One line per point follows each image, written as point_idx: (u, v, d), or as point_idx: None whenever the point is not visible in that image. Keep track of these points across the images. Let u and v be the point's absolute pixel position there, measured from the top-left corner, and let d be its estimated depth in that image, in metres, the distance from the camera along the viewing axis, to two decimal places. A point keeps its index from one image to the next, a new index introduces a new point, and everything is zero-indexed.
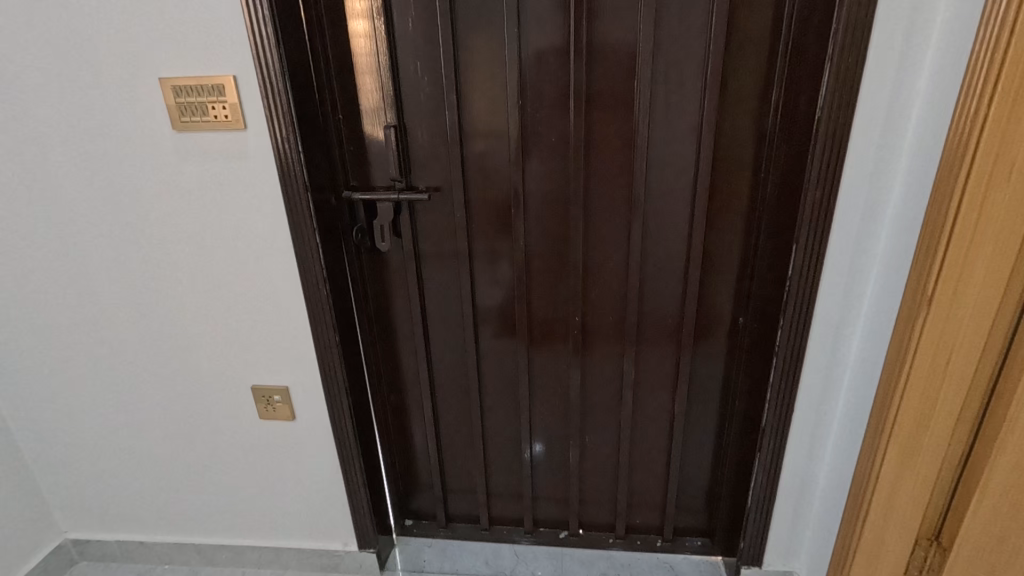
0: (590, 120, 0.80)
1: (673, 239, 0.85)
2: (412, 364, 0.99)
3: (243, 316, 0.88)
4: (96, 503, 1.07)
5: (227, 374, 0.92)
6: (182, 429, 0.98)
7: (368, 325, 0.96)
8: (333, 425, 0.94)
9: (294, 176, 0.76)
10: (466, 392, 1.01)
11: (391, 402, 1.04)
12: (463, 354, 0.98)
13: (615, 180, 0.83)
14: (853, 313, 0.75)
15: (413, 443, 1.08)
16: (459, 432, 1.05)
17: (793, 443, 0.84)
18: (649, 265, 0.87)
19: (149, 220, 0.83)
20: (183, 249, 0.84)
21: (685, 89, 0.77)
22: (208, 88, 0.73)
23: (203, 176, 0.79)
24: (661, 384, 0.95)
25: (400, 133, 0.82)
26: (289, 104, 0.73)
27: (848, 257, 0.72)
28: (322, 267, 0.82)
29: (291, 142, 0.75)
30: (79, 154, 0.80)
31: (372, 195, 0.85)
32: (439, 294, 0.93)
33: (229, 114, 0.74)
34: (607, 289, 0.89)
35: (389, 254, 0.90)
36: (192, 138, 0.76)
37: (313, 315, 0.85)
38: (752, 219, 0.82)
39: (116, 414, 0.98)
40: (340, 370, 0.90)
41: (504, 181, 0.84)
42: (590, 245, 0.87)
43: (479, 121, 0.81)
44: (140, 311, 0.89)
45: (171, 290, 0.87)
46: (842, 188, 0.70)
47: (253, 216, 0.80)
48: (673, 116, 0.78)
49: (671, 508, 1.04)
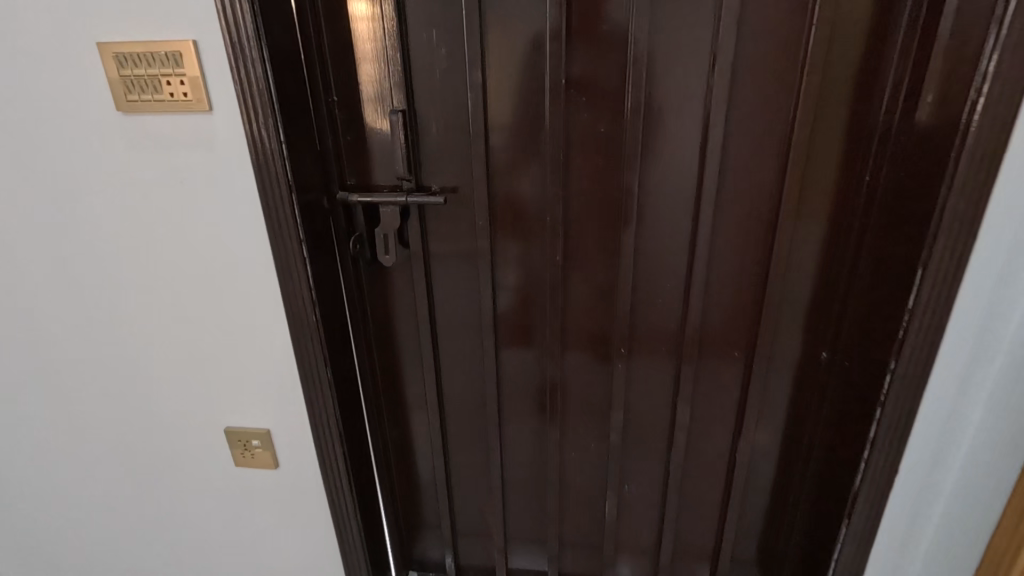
0: (649, 106, 0.63)
1: (745, 254, 0.69)
2: (421, 396, 0.84)
3: (214, 344, 0.72)
4: (44, 557, 0.91)
5: (196, 413, 0.76)
6: (143, 475, 0.82)
7: (367, 352, 0.80)
8: (323, 472, 0.79)
9: (273, 172, 0.60)
10: (483, 431, 0.85)
11: (394, 441, 0.88)
12: (480, 387, 0.82)
13: (677, 182, 0.66)
14: (991, 354, 0.59)
15: (419, 487, 0.92)
16: (474, 476, 0.89)
17: (891, 510, 0.68)
18: (712, 286, 0.71)
19: (95, 227, 0.66)
20: (139, 264, 0.68)
21: (773, 68, 0.61)
22: (162, 58, 0.56)
23: (159, 172, 0.62)
24: (720, 428, 0.79)
25: (410, 122, 0.66)
26: (266, 80, 0.57)
27: (990, 283, 0.56)
28: (309, 285, 0.66)
29: (270, 130, 0.58)
30: (4, 143, 0.63)
31: (373, 197, 0.68)
32: (453, 317, 0.77)
33: (189, 92, 0.57)
34: (661, 312, 0.73)
35: (393, 268, 0.74)
36: (143, 123, 0.60)
37: (298, 343, 0.70)
38: (847, 231, 0.66)
39: (63, 457, 0.82)
40: (332, 407, 0.74)
41: (538, 182, 0.68)
42: (641, 260, 0.71)
43: (508, 106, 0.65)
44: (90, 338, 0.73)
45: (124, 312, 0.71)
46: (994, 195, 0.54)
47: (224, 222, 0.64)
48: (755, 101, 0.62)
49: (723, 569, 0.88)
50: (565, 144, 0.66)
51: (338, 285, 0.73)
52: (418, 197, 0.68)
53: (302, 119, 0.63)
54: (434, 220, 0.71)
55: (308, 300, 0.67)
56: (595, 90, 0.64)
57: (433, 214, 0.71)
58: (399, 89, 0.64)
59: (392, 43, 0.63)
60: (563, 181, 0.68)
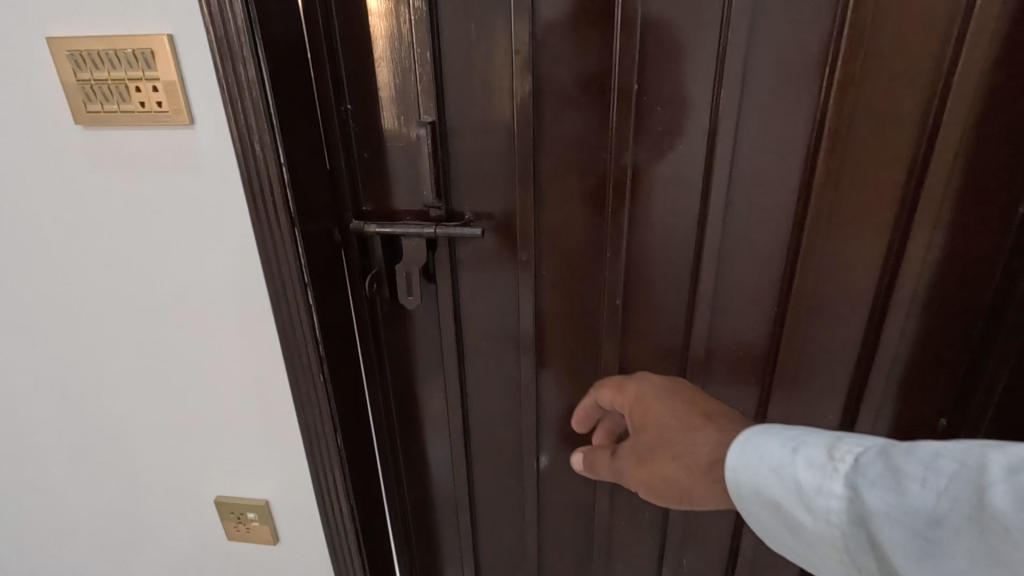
0: (742, 116, 0.50)
1: (857, 302, 0.54)
2: (445, 458, 0.71)
3: (201, 401, 0.60)
4: None
5: (181, 478, 0.65)
6: (122, 543, 0.71)
7: (384, 406, 0.67)
8: (330, 547, 0.67)
9: (269, 201, 0.48)
10: (517, 497, 0.72)
11: (413, 506, 0.75)
12: (517, 448, 0.69)
13: (773, 211, 0.53)
14: None
15: (441, 561, 0.78)
16: (504, 548, 0.76)
17: None
18: (811, 340, 0.57)
19: (51, 265, 0.54)
20: (111, 310, 0.56)
21: (913, 68, 0.47)
22: (129, 58, 0.45)
23: (129, 199, 0.50)
24: None
25: (440, 136, 0.54)
26: (261, 87, 0.45)
27: None
28: (315, 337, 0.54)
29: (266, 148, 0.46)
30: None
31: (395, 226, 0.55)
32: (487, 367, 0.64)
33: (164, 101, 0.46)
34: (742, 370, 0.59)
35: (415, 310, 0.62)
36: (109, 139, 0.48)
37: (301, 402, 0.58)
38: (1001, 278, 0.51)
39: (27, 521, 0.71)
40: (341, 478, 0.62)
41: (596, 210, 0.56)
42: (719, 306, 0.57)
43: (562, 116, 0.53)
44: (57, 393, 0.62)
45: (93, 363, 0.59)
46: None
47: (212, 260, 0.52)
48: (883, 111, 0.48)
49: None
50: (632, 165, 0.53)
51: (350, 331, 0.60)
52: (449, 227, 0.55)
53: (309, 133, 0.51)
54: (466, 255, 0.59)
55: (315, 351, 0.55)
56: (674, 99, 0.50)
57: (465, 247, 0.58)
58: (427, 96, 0.52)
59: (419, 39, 0.50)
60: (627, 209, 0.55)
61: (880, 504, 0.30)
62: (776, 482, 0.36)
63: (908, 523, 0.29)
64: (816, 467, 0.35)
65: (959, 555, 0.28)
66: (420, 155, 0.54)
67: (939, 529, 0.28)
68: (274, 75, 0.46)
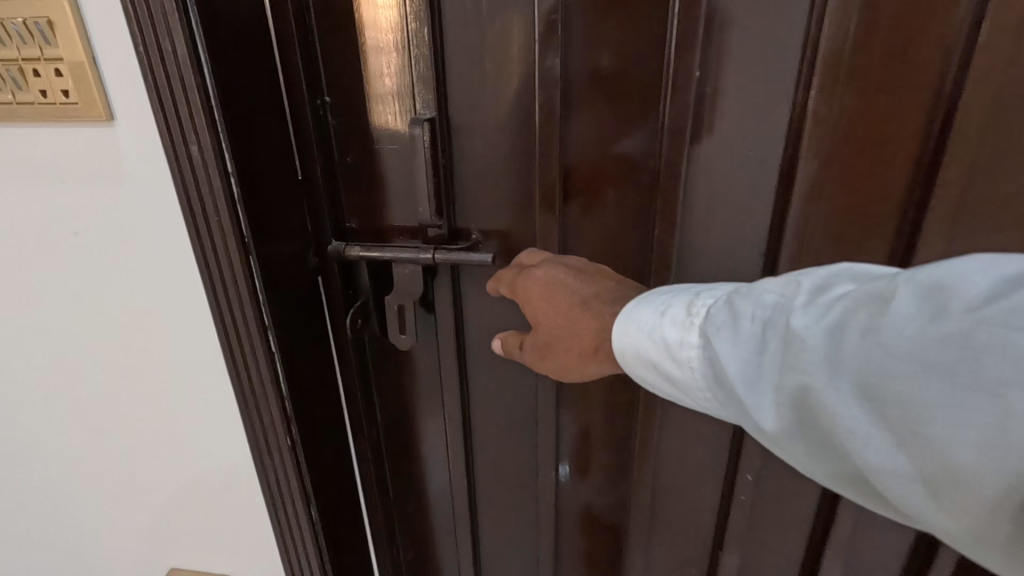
0: (837, 113, 0.37)
1: None
2: (448, 520, 0.59)
3: (156, 451, 0.51)
4: None
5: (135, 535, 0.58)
6: None
7: (376, 466, 0.55)
8: None
9: (213, 219, 0.37)
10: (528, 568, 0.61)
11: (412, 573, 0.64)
12: (529, 514, 0.57)
13: (869, 239, 0.40)
14: None
15: None
16: None
17: None
18: None
19: None
20: (44, 345, 0.47)
21: None
22: (25, 33, 0.34)
23: (44, 215, 0.40)
24: None
25: (441, 137, 0.43)
26: (195, 71, 0.34)
27: None
28: (278, 388, 0.43)
29: (205, 151, 0.36)
30: None
31: (383, 251, 0.44)
32: (497, 419, 0.53)
33: (70, 90, 0.35)
34: None
35: (413, 350, 0.50)
36: (11, 139, 0.38)
37: (263, 465, 0.47)
38: None
39: None
40: (315, 552, 0.51)
41: (638, 232, 0.44)
42: None
43: (596, 112, 0.41)
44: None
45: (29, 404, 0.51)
46: None
47: (157, 288, 0.42)
48: None
49: None
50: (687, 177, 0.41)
51: (332, 375, 0.49)
52: (450, 253, 0.44)
53: (277, 135, 0.40)
54: (478, 286, 0.47)
55: (279, 409, 0.44)
56: (751, 92, 0.38)
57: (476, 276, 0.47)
58: (427, 87, 0.41)
59: (416, 13, 0.39)
60: (682, 236, 0.42)
61: (725, 344, 0.31)
62: (649, 340, 0.35)
63: (739, 350, 0.30)
64: (680, 325, 0.34)
65: (777, 364, 0.28)
66: (415, 161, 0.43)
67: (764, 349, 0.29)
68: (218, 55, 0.35)
